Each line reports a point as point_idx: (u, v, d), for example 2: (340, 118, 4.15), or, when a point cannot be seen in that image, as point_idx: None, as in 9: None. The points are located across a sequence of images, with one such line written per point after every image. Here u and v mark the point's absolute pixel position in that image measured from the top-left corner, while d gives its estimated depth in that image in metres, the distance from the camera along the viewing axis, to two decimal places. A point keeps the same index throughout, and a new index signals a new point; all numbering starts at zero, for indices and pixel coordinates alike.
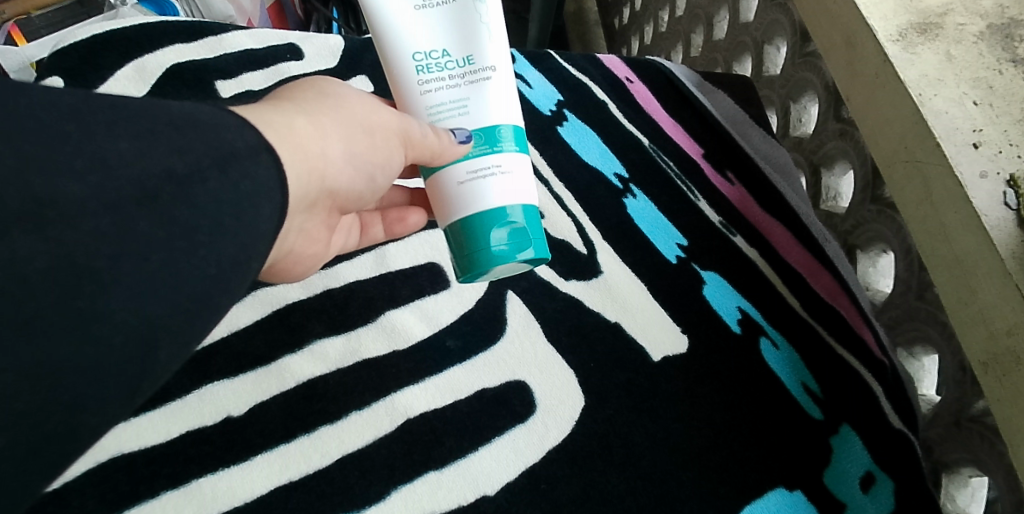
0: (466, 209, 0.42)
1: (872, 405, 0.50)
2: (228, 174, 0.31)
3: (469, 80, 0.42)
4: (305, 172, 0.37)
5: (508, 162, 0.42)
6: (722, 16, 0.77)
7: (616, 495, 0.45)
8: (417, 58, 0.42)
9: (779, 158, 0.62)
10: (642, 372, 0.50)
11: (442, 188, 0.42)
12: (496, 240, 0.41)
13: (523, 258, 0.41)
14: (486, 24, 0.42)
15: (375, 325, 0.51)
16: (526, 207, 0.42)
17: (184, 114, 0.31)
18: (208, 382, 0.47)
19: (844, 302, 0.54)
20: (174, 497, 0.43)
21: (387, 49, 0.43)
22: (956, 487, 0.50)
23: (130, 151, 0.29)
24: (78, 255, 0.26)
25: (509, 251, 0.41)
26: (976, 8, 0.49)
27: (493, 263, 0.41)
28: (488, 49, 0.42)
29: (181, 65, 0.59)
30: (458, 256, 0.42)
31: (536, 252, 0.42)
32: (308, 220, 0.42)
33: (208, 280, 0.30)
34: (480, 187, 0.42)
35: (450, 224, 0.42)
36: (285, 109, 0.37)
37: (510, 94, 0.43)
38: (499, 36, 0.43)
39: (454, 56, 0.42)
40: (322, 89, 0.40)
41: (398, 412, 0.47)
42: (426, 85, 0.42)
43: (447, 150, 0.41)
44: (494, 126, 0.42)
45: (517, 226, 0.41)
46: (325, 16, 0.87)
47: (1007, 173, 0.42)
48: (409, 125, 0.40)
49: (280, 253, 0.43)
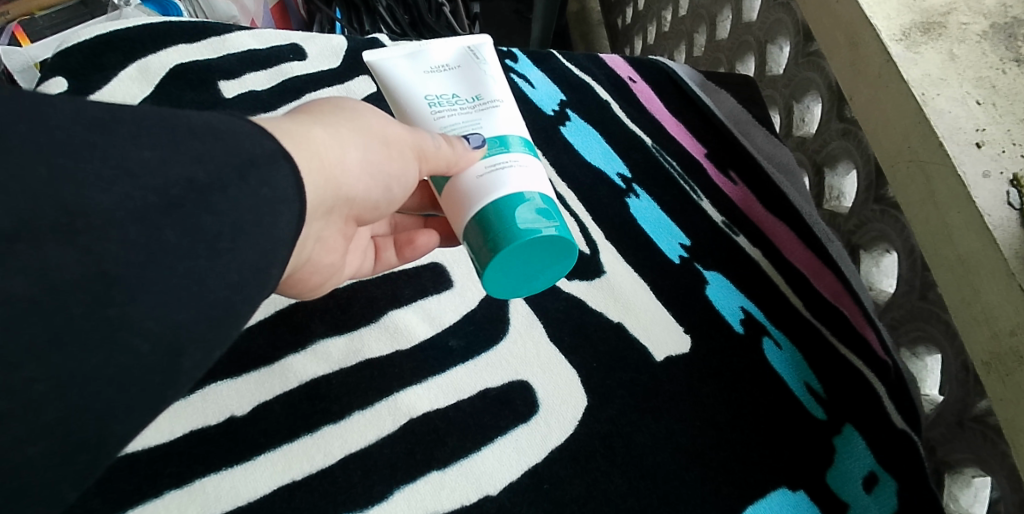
0: (486, 197, 0.40)
1: (875, 405, 0.50)
2: (250, 182, 0.30)
3: (480, 110, 0.43)
4: (322, 181, 0.36)
5: (524, 159, 0.42)
6: (724, 16, 0.77)
7: (619, 495, 0.45)
8: (428, 99, 0.44)
9: (782, 158, 0.61)
10: (645, 372, 0.50)
11: (461, 185, 0.41)
12: (520, 220, 0.39)
13: (549, 234, 0.39)
14: (489, 73, 0.45)
15: (378, 325, 0.51)
16: (546, 195, 0.41)
17: (204, 123, 0.30)
18: (212, 382, 0.48)
19: (848, 302, 0.54)
20: (177, 497, 0.43)
21: (399, 103, 0.45)
22: (959, 487, 0.50)
23: (153, 161, 0.28)
24: (105, 263, 0.27)
25: (535, 230, 0.39)
26: (979, 7, 0.49)
27: (520, 242, 0.38)
28: (494, 89, 0.44)
29: (184, 65, 0.59)
30: (483, 247, 0.39)
31: (560, 229, 0.39)
32: (326, 226, 0.41)
33: (230, 288, 0.30)
34: (498, 175, 0.40)
35: (472, 216, 0.40)
36: (302, 120, 0.37)
37: (519, 121, 0.44)
38: (502, 82, 0.45)
39: (464, 95, 0.44)
40: (339, 104, 0.40)
41: (401, 412, 0.48)
42: (439, 118, 0.43)
43: (461, 157, 0.40)
44: (503, 135, 0.42)
45: (538, 207, 0.39)
46: (328, 17, 0.88)
47: (1011, 173, 0.42)
48: (422, 138, 0.40)
49: (300, 262, 0.42)
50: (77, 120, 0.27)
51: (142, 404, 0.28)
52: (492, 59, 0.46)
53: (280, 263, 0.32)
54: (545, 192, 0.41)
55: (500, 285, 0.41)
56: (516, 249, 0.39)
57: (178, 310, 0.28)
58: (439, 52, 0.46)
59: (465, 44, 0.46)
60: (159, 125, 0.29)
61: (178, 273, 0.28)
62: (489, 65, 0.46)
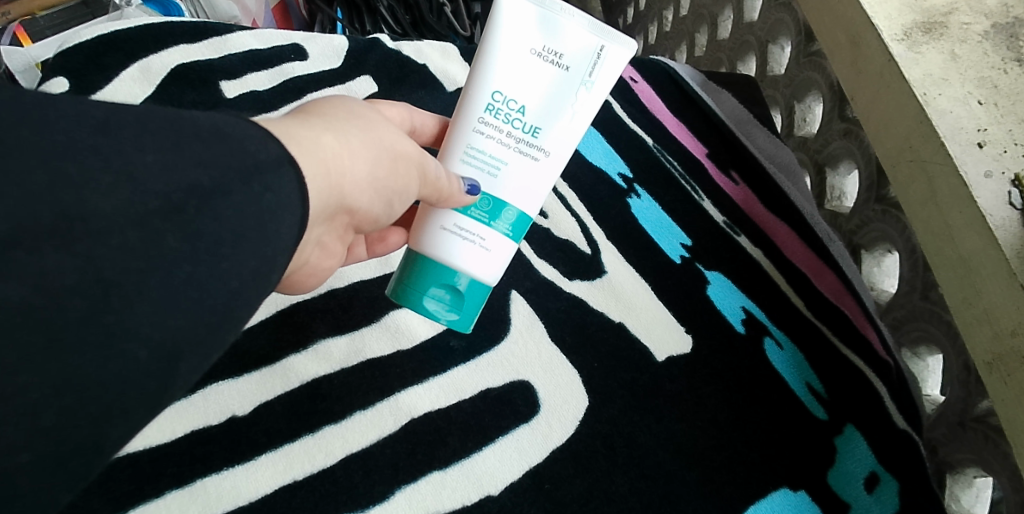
0: (427, 248, 0.43)
1: (877, 406, 0.49)
2: (253, 188, 0.30)
3: (520, 149, 0.43)
4: (326, 188, 0.36)
5: (493, 240, 0.43)
6: (726, 15, 0.76)
7: (621, 495, 0.46)
8: (495, 98, 0.42)
9: (784, 158, 0.61)
10: (646, 372, 0.50)
11: (429, 215, 0.44)
12: (429, 293, 0.43)
13: (444, 322, 0.44)
14: (570, 113, 0.43)
15: (380, 325, 0.51)
16: (478, 287, 0.44)
17: (210, 126, 0.30)
18: (212, 382, 0.47)
19: (849, 302, 0.53)
20: (178, 497, 0.43)
21: (474, 72, 0.43)
22: (961, 487, 0.50)
23: (156, 166, 0.28)
24: (104, 270, 0.26)
25: (436, 311, 0.44)
26: (981, 7, 0.49)
27: (417, 309, 0.44)
28: (556, 136, 0.43)
29: (186, 65, 0.59)
30: (401, 274, 0.44)
31: (460, 323, 0.44)
32: (327, 231, 0.40)
33: (230, 292, 0.30)
34: (451, 243, 0.43)
35: (410, 247, 0.44)
36: (313, 125, 0.36)
37: (543, 183, 0.44)
38: (574, 128, 0.44)
39: (526, 119, 0.43)
40: (351, 110, 0.39)
41: (403, 411, 0.48)
42: (482, 126, 0.43)
43: (455, 197, 0.42)
44: (503, 202, 0.43)
45: (457, 295, 0.44)
46: (330, 16, 0.88)
47: (1013, 173, 0.42)
48: (428, 160, 0.41)
49: (297, 265, 0.42)
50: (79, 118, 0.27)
51: (139, 402, 0.28)
52: (598, 93, 0.43)
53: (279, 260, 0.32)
54: (481, 282, 0.44)
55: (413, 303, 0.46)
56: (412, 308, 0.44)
57: (181, 307, 0.28)
58: (556, 52, 0.42)
59: (582, 64, 0.42)
60: (162, 128, 0.29)
61: (179, 279, 0.28)
62: (587, 99, 0.43)
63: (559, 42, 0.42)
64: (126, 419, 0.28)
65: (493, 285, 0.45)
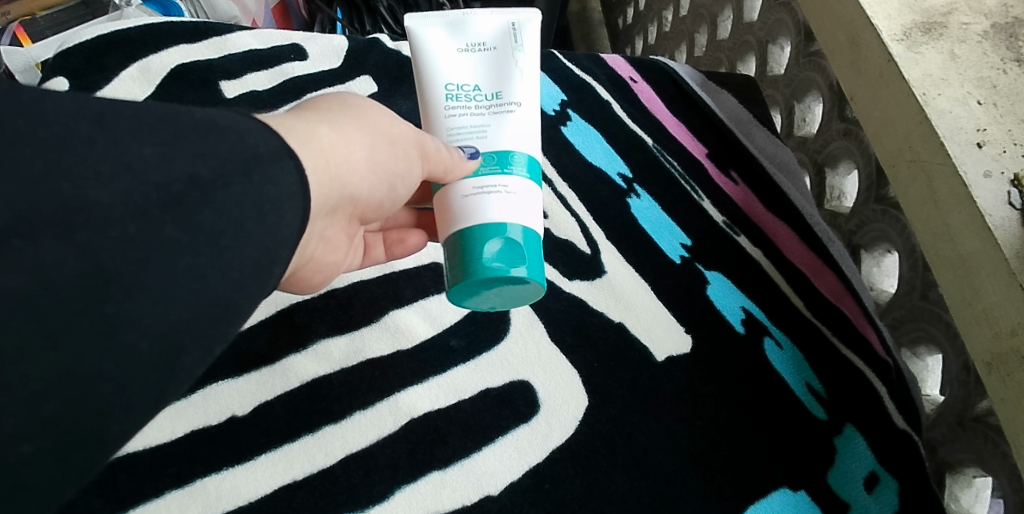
0: (466, 220, 0.40)
1: (876, 406, 0.50)
2: (252, 179, 0.31)
3: (493, 113, 0.43)
4: (327, 180, 0.36)
5: (514, 184, 0.41)
6: (725, 15, 0.77)
7: (620, 495, 0.46)
8: (448, 88, 0.43)
9: (783, 158, 0.61)
10: (646, 372, 0.50)
11: (448, 197, 0.41)
12: (487, 256, 0.39)
13: (518, 275, 0.39)
14: (519, 69, 0.44)
15: (379, 325, 0.51)
16: (528, 233, 0.40)
17: (207, 120, 0.31)
18: (213, 382, 0.48)
19: (848, 302, 0.54)
20: (178, 497, 0.43)
21: (422, 79, 0.44)
22: (961, 487, 0.50)
23: (153, 157, 0.29)
24: (104, 259, 0.27)
25: (504, 268, 0.39)
26: (980, 7, 0.49)
27: (485, 277, 0.39)
28: (518, 90, 0.44)
29: (185, 65, 0.59)
30: (452, 264, 0.40)
31: (529, 271, 0.39)
32: (330, 226, 0.41)
33: (232, 284, 0.30)
34: (481, 203, 0.40)
35: (449, 235, 0.41)
36: (308, 118, 0.37)
37: (530, 132, 0.44)
38: (529, 81, 0.44)
39: (484, 90, 0.43)
40: (345, 102, 0.40)
41: (402, 411, 0.48)
42: (451, 112, 0.43)
43: (458, 166, 0.41)
44: (507, 150, 0.42)
45: (512, 245, 0.39)
46: (330, 16, 0.88)
47: (1012, 173, 0.42)
48: (426, 139, 0.40)
49: (302, 260, 0.43)
50: (81, 121, 0.28)
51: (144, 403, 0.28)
52: (534, 49, 0.45)
53: (282, 258, 0.32)
54: (528, 227, 0.40)
55: (472, 303, 0.41)
56: (480, 282, 0.39)
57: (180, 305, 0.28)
58: (474, 35, 0.44)
59: (501, 28, 0.44)
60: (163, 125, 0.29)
61: (179, 272, 0.28)
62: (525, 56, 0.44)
63: (473, 24, 0.44)
64: (129, 420, 0.28)
65: (539, 233, 0.41)
